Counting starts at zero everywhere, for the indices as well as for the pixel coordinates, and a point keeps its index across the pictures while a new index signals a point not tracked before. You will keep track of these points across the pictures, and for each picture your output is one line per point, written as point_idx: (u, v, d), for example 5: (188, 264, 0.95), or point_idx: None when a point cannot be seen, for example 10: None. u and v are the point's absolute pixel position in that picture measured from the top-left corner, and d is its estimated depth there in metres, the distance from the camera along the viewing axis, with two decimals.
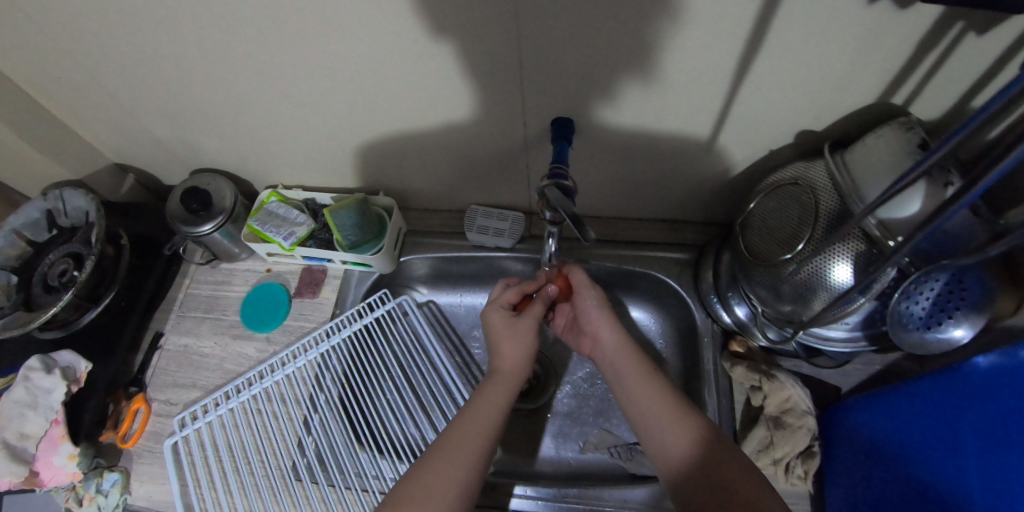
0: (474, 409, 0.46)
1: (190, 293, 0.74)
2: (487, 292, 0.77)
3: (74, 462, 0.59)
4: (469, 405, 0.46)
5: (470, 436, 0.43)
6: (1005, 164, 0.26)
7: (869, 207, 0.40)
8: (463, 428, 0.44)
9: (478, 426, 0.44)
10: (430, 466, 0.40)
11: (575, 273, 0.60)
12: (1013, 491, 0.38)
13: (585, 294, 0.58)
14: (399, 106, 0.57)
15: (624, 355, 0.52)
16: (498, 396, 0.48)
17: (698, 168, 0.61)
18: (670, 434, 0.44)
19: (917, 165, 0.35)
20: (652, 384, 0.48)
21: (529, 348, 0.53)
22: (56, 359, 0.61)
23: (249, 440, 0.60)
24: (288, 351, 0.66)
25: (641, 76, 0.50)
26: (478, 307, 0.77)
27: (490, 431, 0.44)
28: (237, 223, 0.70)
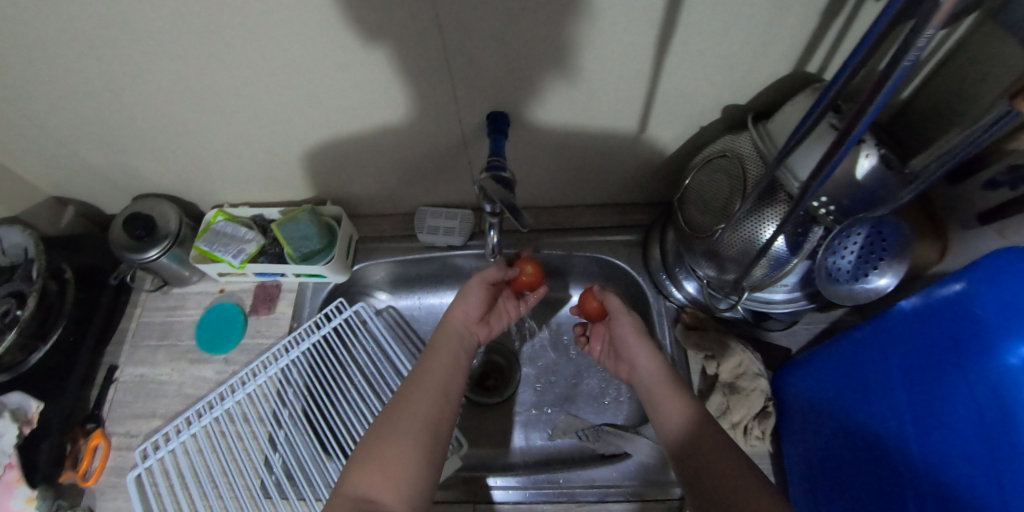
0: (431, 366, 0.50)
1: (143, 322, 0.72)
2: (445, 292, 0.77)
3: (33, 505, 0.57)
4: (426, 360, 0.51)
5: (428, 380, 0.48)
6: (888, 88, 0.28)
7: (779, 159, 0.42)
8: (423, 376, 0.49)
9: (435, 377, 0.49)
10: (397, 406, 0.45)
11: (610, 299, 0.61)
12: (943, 425, 0.39)
13: (619, 314, 0.59)
14: (333, 114, 0.57)
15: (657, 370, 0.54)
16: (451, 346, 0.54)
17: (638, 151, 0.63)
18: (670, 408, 0.50)
19: (809, 117, 0.38)
20: (664, 376, 0.53)
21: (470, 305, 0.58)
22: (4, 402, 0.60)
23: (214, 464, 0.59)
24: (247, 370, 0.65)
25: (565, 65, 0.50)
26: (438, 308, 0.77)
27: (440, 385, 0.48)
28: (184, 246, 0.69)
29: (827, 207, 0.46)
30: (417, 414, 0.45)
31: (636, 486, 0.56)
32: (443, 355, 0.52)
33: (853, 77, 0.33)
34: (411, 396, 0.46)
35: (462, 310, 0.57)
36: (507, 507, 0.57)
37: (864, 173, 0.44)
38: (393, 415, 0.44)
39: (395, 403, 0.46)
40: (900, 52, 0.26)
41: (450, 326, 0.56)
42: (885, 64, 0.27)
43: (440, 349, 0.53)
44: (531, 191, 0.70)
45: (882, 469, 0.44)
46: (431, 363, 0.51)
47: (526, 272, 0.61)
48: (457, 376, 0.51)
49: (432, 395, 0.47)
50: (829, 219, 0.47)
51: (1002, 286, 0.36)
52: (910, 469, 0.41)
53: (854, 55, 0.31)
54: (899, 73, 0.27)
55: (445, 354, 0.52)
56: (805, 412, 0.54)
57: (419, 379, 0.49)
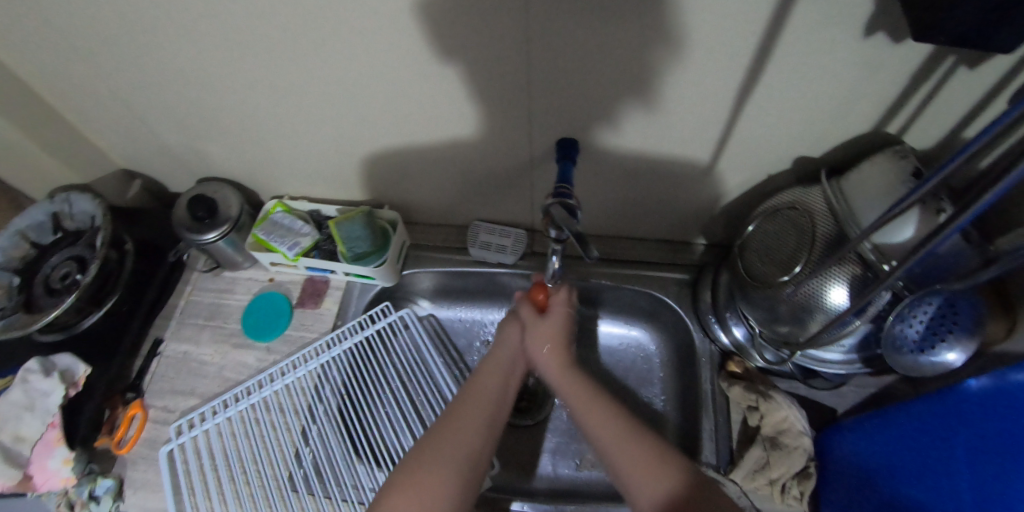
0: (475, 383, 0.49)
1: (191, 300, 0.74)
2: (486, 307, 0.77)
3: (68, 466, 0.58)
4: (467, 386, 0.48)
5: (471, 410, 0.45)
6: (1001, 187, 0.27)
7: (867, 231, 0.41)
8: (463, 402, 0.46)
9: (479, 407, 0.46)
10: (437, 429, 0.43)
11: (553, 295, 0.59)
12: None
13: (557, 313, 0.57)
14: (406, 121, 0.58)
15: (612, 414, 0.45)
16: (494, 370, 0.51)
17: (699, 191, 0.62)
18: (643, 463, 0.40)
19: (910, 194, 0.36)
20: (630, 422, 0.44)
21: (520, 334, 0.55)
22: (55, 361, 0.61)
23: (246, 450, 0.60)
24: (288, 360, 0.66)
25: (644, 100, 0.51)
26: (477, 322, 0.77)
27: (487, 403, 0.47)
28: (242, 232, 0.70)
29: (900, 283, 0.46)
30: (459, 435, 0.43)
31: None
32: (492, 381, 0.49)
33: (964, 164, 0.31)
34: (449, 427, 0.43)
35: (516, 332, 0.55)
36: None
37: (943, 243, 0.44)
38: (437, 434, 0.43)
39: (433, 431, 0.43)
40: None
41: (497, 359, 0.52)
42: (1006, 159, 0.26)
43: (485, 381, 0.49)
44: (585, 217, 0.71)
45: None
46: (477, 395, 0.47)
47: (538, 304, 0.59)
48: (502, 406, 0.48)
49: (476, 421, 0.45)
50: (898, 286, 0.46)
51: None
52: None
53: (971, 140, 0.29)
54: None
55: (491, 383, 0.49)
56: (852, 479, 0.53)
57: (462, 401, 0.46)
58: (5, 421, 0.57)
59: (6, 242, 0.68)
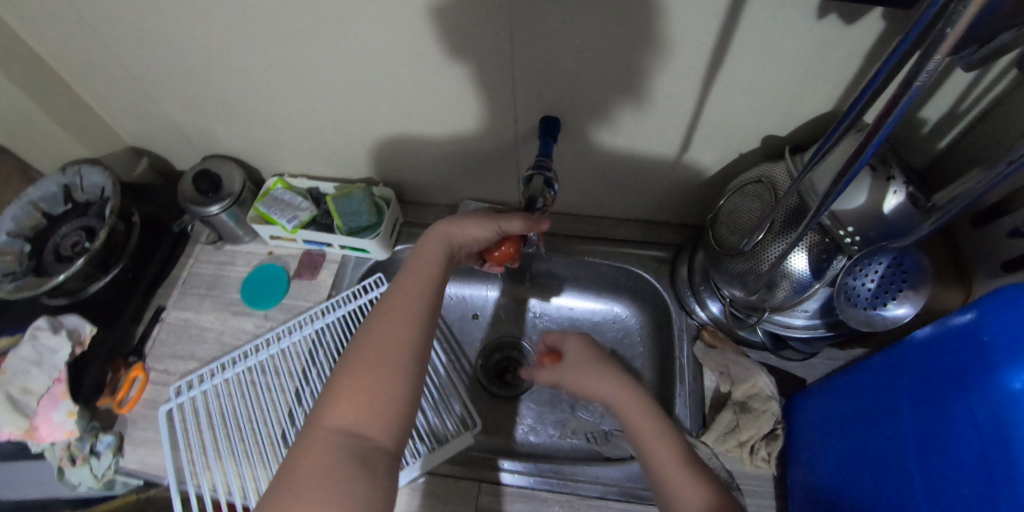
0: (411, 280, 0.48)
1: (193, 272, 0.76)
2: (476, 283, 0.80)
3: (73, 419, 0.61)
4: (400, 281, 0.48)
5: (410, 308, 0.45)
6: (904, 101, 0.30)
7: (806, 169, 0.45)
8: (405, 297, 0.46)
9: (415, 305, 0.46)
10: (383, 329, 0.43)
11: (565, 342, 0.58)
12: (942, 446, 0.40)
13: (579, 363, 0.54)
14: (398, 101, 0.61)
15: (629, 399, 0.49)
16: (432, 263, 0.50)
17: (679, 170, 0.66)
18: (681, 483, 0.42)
19: (835, 128, 0.39)
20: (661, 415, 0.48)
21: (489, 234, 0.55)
22: (62, 321, 0.65)
23: (242, 409, 0.62)
24: (283, 327, 0.68)
25: (620, 80, 0.54)
26: (468, 297, 0.81)
27: (427, 306, 0.46)
28: (244, 207, 0.73)
29: (853, 237, 0.50)
30: (404, 345, 0.43)
31: (639, 488, 0.59)
32: (427, 276, 0.49)
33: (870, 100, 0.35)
34: (388, 324, 0.44)
35: (480, 223, 0.54)
36: (511, 490, 0.59)
37: (891, 208, 0.48)
38: (381, 332, 0.43)
39: (380, 331, 0.43)
40: (912, 73, 0.28)
41: (429, 253, 0.51)
42: (900, 80, 0.29)
43: (415, 279, 0.48)
44: (571, 197, 0.74)
45: (879, 489, 0.45)
46: (408, 290, 0.47)
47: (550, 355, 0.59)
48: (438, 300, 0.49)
49: (418, 322, 0.45)
50: (853, 248, 0.50)
51: (1015, 314, 0.35)
52: (909, 492, 0.42)
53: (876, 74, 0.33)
54: (908, 94, 0.29)
55: (423, 279, 0.48)
56: (816, 433, 0.56)
57: (401, 299, 0.46)
58: (12, 375, 0.61)
59: (19, 211, 0.71)
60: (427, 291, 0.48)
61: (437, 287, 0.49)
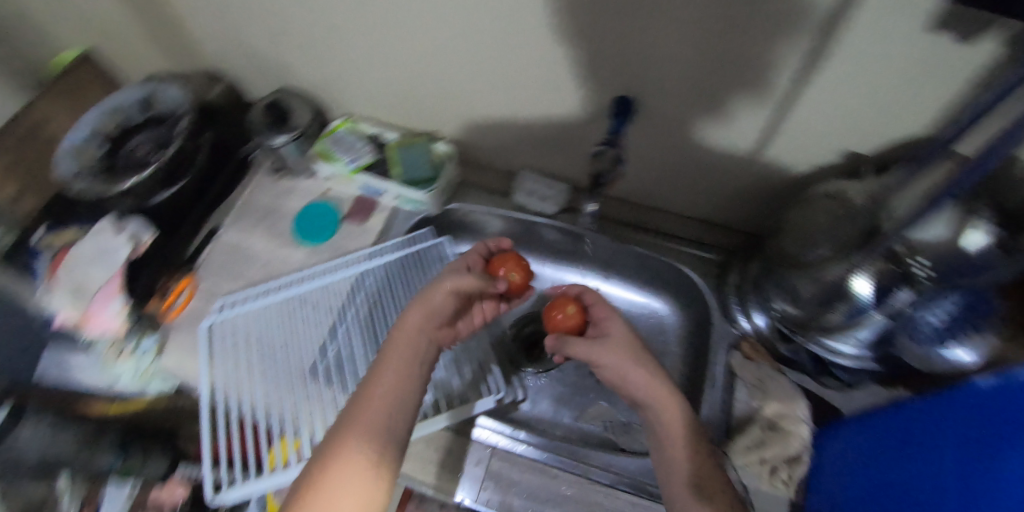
0: (383, 371, 0.45)
1: (252, 198, 0.77)
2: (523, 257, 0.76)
3: (123, 315, 0.65)
4: (371, 372, 0.45)
5: (377, 407, 0.42)
6: None
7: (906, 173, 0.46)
8: (375, 394, 0.43)
9: (384, 405, 0.42)
10: (344, 439, 0.40)
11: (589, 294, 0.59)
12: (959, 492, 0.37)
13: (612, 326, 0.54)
14: (471, 58, 0.59)
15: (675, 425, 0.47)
16: (405, 352, 0.46)
17: (747, 171, 0.63)
18: None
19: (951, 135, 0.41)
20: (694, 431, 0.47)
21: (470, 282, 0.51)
22: (127, 225, 0.69)
23: (277, 336, 0.65)
24: (327, 265, 0.69)
25: (701, 69, 0.51)
26: None
27: (398, 402, 0.43)
28: (307, 143, 0.74)
29: (924, 270, 0.48)
30: (368, 457, 0.39)
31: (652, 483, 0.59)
32: (398, 367, 0.45)
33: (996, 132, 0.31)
34: (350, 433, 0.40)
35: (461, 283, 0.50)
36: (523, 461, 0.59)
37: (975, 245, 0.46)
38: (343, 444, 0.39)
39: (340, 441, 0.39)
40: None
41: (406, 335, 0.47)
42: None
43: (388, 368, 0.45)
44: (632, 182, 0.71)
45: None
46: (377, 386, 0.43)
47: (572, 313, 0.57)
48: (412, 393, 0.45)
49: (384, 427, 0.41)
50: (922, 279, 0.49)
51: None
52: None
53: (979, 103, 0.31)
54: None
55: (394, 373, 0.44)
56: (844, 466, 0.53)
57: (367, 399, 0.42)
58: (80, 264, 0.66)
59: (101, 115, 0.75)
60: (397, 385, 0.44)
61: (411, 376, 0.45)
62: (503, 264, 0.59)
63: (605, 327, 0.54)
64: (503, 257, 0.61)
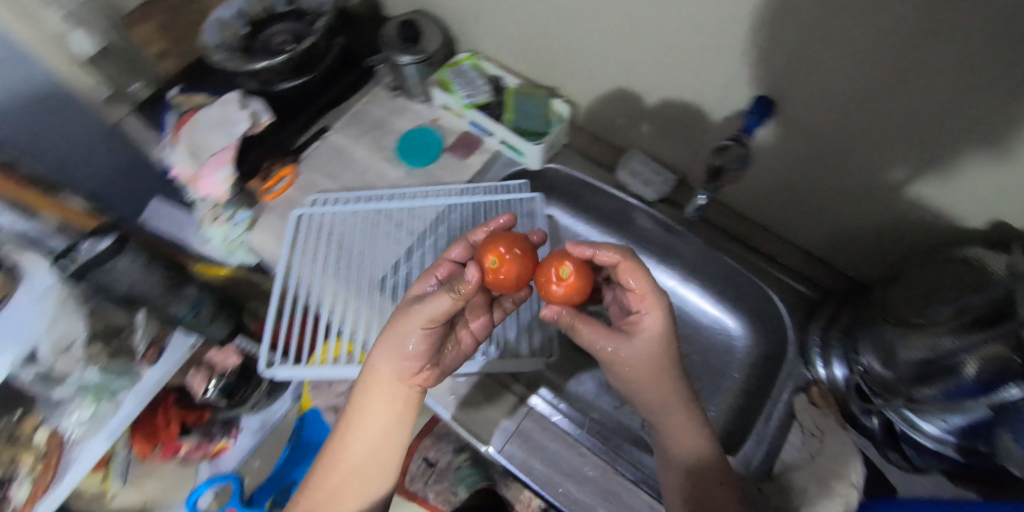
0: (371, 396, 0.50)
1: (364, 108, 0.78)
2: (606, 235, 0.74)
3: (227, 185, 0.67)
4: (363, 394, 0.50)
5: (372, 425, 0.50)
6: None
7: None
8: (368, 416, 0.50)
9: (375, 424, 0.50)
10: (348, 447, 0.50)
11: (641, 278, 0.44)
12: None
13: (645, 329, 0.45)
14: (619, 22, 0.55)
15: (684, 450, 0.46)
16: (392, 384, 0.49)
17: (876, 213, 0.56)
18: None
19: None
20: (703, 451, 0.46)
21: (446, 307, 0.43)
22: (249, 101, 0.70)
23: (358, 243, 0.67)
24: (419, 190, 0.70)
25: (861, 90, 0.45)
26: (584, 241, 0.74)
27: (385, 422, 0.50)
28: (429, 68, 0.74)
29: None
30: (371, 462, 0.50)
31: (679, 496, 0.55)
32: (382, 394, 0.49)
33: None
34: (352, 439, 0.50)
35: (433, 308, 0.44)
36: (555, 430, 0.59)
37: None
38: (346, 449, 0.50)
39: (346, 445, 0.51)
40: None
41: (383, 368, 0.48)
42: None
43: (373, 395, 0.49)
44: (749, 192, 0.66)
45: None
46: (368, 409, 0.50)
47: (568, 286, 0.45)
48: (404, 410, 0.51)
49: (377, 441, 0.50)
50: None
51: None
52: None
53: None
54: None
55: (380, 400, 0.50)
56: None
57: (360, 417, 0.50)
58: (201, 126, 0.67)
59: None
60: (385, 408, 0.50)
61: (396, 400, 0.50)
62: (499, 245, 0.45)
63: (637, 327, 0.45)
64: (493, 240, 0.47)
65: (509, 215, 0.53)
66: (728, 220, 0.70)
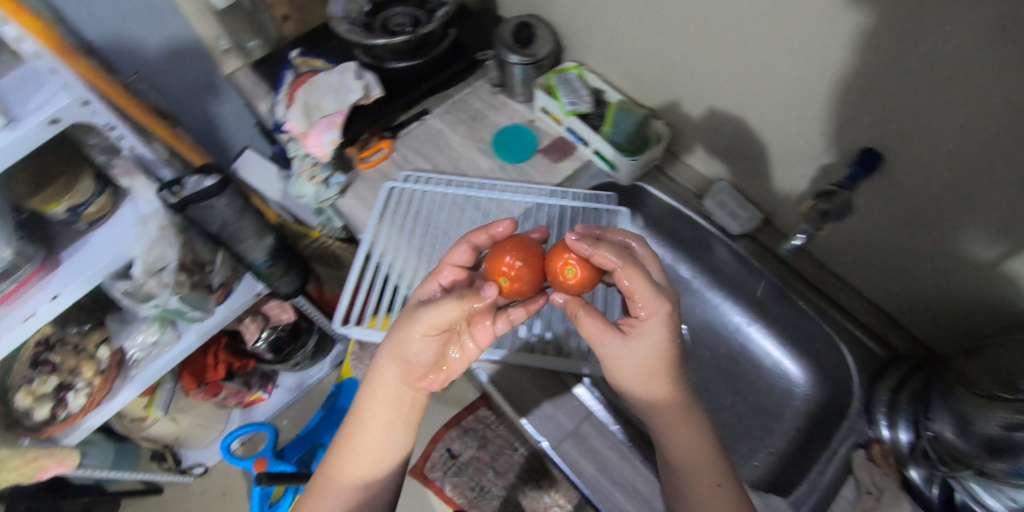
0: (374, 396, 0.50)
1: (465, 99, 0.82)
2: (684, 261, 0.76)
3: (331, 147, 0.70)
4: (368, 393, 0.51)
5: (377, 424, 0.50)
6: None
7: None
8: (374, 415, 0.50)
9: (379, 424, 0.50)
10: (352, 450, 0.50)
11: (639, 282, 0.44)
12: None
13: (649, 330, 0.45)
14: (734, 56, 0.57)
15: (690, 461, 0.46)
16: (396, 383, 0.50)
17: (962, 288, 0.54)
18: None
19: None
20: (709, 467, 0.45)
21: (450, 312, 0.44)
22: (365, 74, 0.74)
23: (444, 224, 0.70)
24: (510, 185, 0.73)
25: (965, 161, 0.45)
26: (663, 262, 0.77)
27: (389, 420, 0.50)
28: (537, 71, 0.77)
29: None
30: (375, 463, 0.50)
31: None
32: (387, 392, 0.50)
33: None
34: (357, 438, 0.50)
35: (435, 314, 0.45)
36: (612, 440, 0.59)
37: None
38: (350, 453, 0.50)
39: (349, 449, 0.50)
40: None
41: (387, 367, 0.49)
42: None
43: (379, 394, 0.50)
44: (836, 247, 0.65)
45: None
46: (373, 409, 0.50)
47: (576, 277, 0.49)
48: (408, 408, 0.51)
49: (382, 441, 0.50)
50: None
51: None
52: None
53: None
54: None
55: (385, 399, 0.50)
56: None
57: (365, 417, 0.50)
58: (319, 89, 0.71)
59: None
60: (391, 405, 0.50)
61: (402, 397, 0.51)
62: (506, 255, 0.50)
63: (637, 328, 0.46)
64: (499, 251, 0.51)
65: (510, 219, 0.56)
66: (809, 267, 0.69)
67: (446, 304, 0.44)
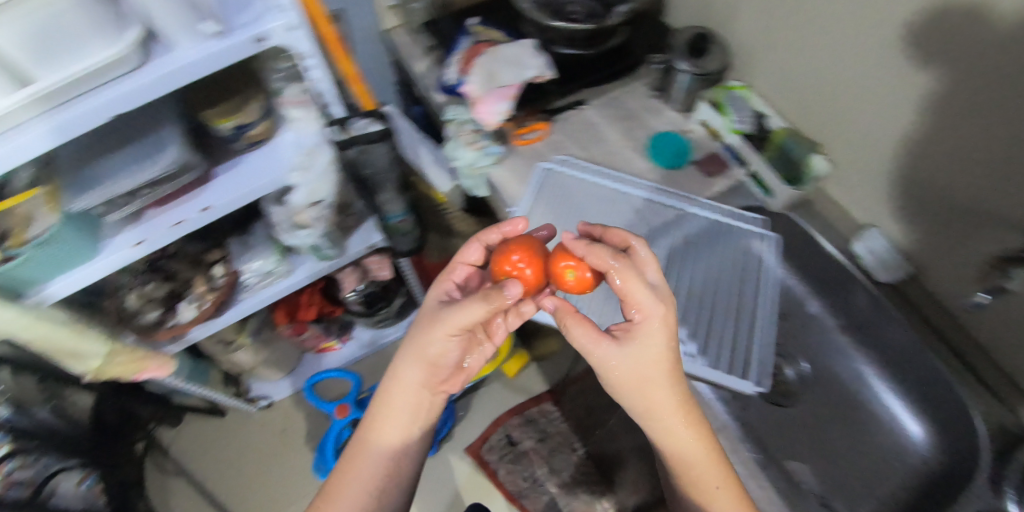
0: (395, 393, 0.54)
1: (621, 97, 0.83)
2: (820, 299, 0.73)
3: (500, 116, 0.71)
4: (389, 391, 0.55)
5: (397, 420, 0.55)
6: None
7: None
8: (397, 411, 0.55)
9: (398, 418, 0.55)
10: (373, 440, 0.55)
11: (639, 288, 0.42)
12: None
13: (649, 333, 0.43)
14: (911, 100, 0.57)
15: (700, 465, 0.48)
16: (415, 383, 0.54)
17: None
18: None
19: None
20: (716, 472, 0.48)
21: (468, 316, 0.47)
22: (543, 54, 0.75)
23: (597, 212, 0.72)
24: (661, 189, 0.73)
25: None
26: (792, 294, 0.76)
27: (409, 415, 0.55)
28: (702, 83, 0.78)
29: None
30: (392, 454, 0.55)
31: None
32: (407, 391, 0.54)
33: None
34: (378, 430, 0.55)
35: (452, 316, 0.48)
36: None
37: None
38: (369, 442, 0.55)
39: (370, 440, 0.55)
40: None
41: (409, 369, 0.53)
42: None
43: (400, 392, 0.54)
44: (996, 319, 0.61)
45: None
46: (393, 406, 0.55)
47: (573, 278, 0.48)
48: (426, 406, 0.56)
49: (400, 432, 0.55)
50: None
51: None
52: None
53: None
54: None
55: (404, 398, 0.54)
56: None
57: (387, 411, 0.55)
58: (501, 60, 0.73)
59: None
60: (410, 403, 0.55)
61: (421, 397, 0.55)
62: (512, 255, 0.50)
63: (637, 334, 0.43)
64: (507, 248, 0.51)
65: (521, 217, 0.56)
66: (948, 326, 0.68)
67: (468, 307, 0.46)
